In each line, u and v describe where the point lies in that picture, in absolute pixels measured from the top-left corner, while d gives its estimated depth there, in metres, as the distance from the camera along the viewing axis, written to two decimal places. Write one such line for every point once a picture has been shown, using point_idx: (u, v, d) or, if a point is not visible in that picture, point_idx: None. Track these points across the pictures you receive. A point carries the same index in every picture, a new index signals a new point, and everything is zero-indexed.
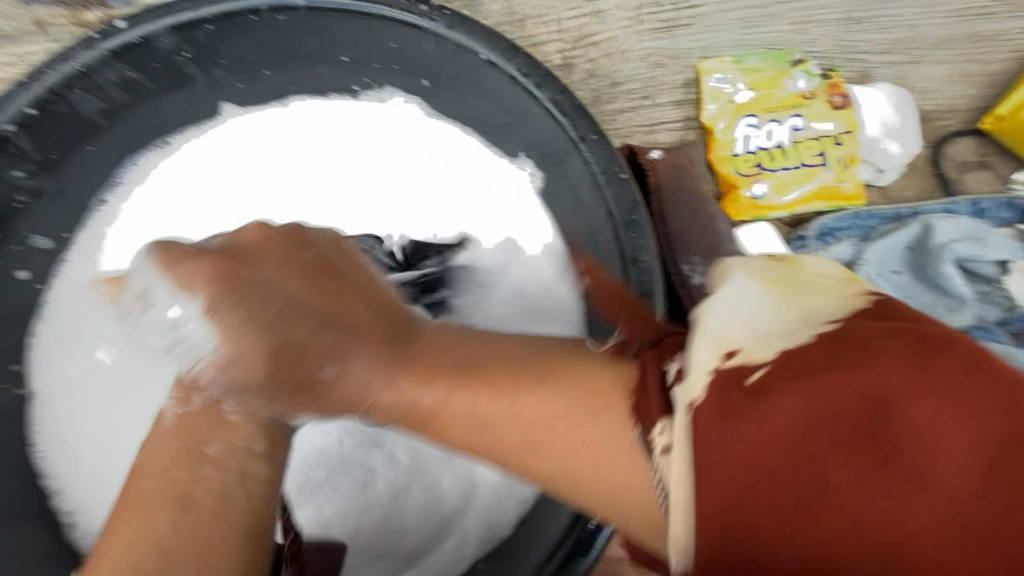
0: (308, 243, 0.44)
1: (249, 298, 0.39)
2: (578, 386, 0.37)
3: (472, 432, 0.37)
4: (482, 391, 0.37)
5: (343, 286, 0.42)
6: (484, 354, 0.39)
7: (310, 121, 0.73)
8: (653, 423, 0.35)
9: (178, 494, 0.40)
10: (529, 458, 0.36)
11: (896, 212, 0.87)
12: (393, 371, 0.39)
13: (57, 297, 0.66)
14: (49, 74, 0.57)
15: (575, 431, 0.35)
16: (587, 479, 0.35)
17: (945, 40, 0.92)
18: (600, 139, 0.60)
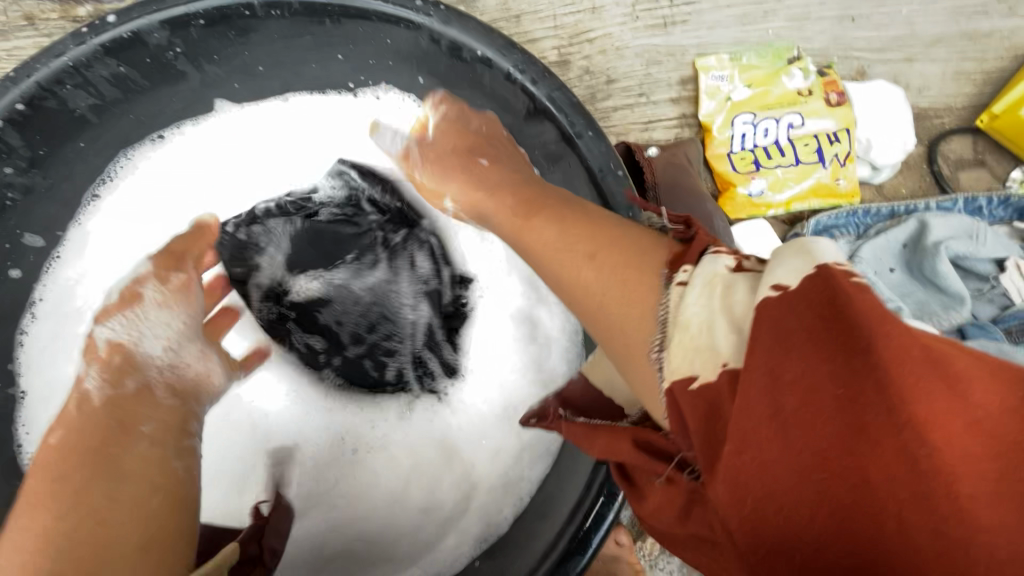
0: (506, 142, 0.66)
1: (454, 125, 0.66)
2: (645, 240, 0.39)
3: (560, 243, 0.42)
4: (585, 224, 0.42)
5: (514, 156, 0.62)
6: (596, 210, 0.44)
7: (309, 118, 0.75)
8: (680, 266, 0.35)
9: (121, 472, 0.45)
10: (588, 269, 0.39)
11: (891, 211, 0.88)
12: (532, 210, 0.46)
13: (48, 295, 0.66)
14: (38, 70, 0.56)
15: (633, 261, 0.37)
16: (609, 293, 0.37)
17: (940, 37, 0.92)
18: (597, 138, 0.60)
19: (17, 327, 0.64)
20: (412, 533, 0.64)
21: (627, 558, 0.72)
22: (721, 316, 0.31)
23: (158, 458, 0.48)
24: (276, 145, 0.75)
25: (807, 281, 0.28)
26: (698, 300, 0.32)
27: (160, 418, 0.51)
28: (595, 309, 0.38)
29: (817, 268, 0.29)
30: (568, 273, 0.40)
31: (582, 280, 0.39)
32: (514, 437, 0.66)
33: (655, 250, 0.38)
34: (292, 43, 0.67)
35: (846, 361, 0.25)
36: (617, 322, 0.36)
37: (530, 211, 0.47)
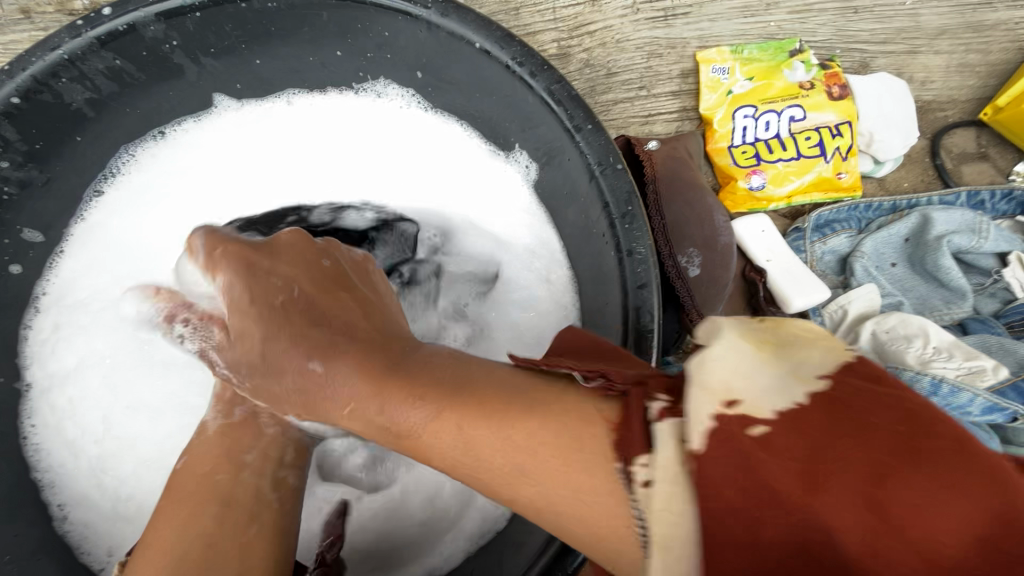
0: (330, 253, 0.49)
1: (264, 275, 0.44)
2: (555, 418, 0.33)
3: (461, 453, 0.34)
4: (470, 413, 0.34)
5: (353, 296, 0.46)
6: (474, 370, 0.38)
7: (314, 118, 0.75)
8: (633, 453, 0.30)
9: (220, 493, 0.45)
10: (522, 489, 0.32)
11: (894, 204, 0.87)
12: (385, 381, 0.39)
13: (53, 289, 0.66)
14: (33, 62, 0.56)
15: (565, 467, 0.31)
16: (558, 486, 0.31)
17: (944, 29, 0.91)
18: (596, 130, 0.59)
19: (22, 321, 0.64)
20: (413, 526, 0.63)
21: None
22: (686, 505, 0.28)
23: (261, 487, 0.46)
24: (277, 143, 0.75)
25: (713, 448, 0.28)
26: (663, 503, 0.28)
27: (261, 446, 0.48)
28: (555, 519, 0.32)
29: (715, 410, 0.28)
30: (509, 491, 0.33)
31: (523, 494, 0.32)
32: None
33: (589, 425, 0.32)
34: (289, 35, 0.67)
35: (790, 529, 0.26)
36: (592, 524, 0.30)
37: (412, 393, 0.37)
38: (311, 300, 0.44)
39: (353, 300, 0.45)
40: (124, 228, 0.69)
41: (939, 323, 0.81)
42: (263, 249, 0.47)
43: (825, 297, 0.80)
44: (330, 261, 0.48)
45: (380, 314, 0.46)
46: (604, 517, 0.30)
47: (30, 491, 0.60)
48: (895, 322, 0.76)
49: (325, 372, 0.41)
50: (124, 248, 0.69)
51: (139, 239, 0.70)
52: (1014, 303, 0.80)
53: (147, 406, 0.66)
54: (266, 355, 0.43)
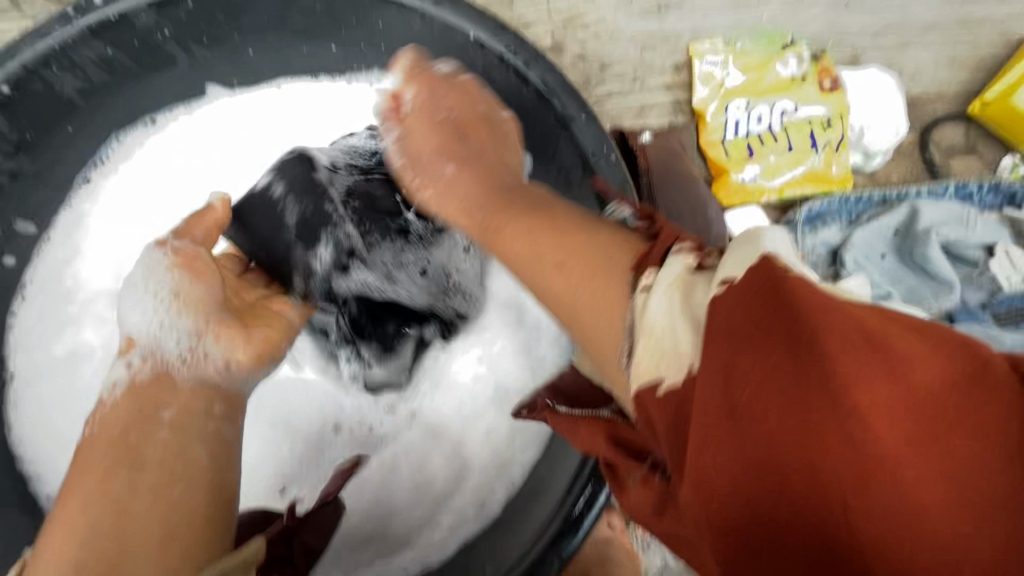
0: (474, 101, 0.62)
1: (451, 93, 0.63)
2: (595, 240, 0.40)
3: (523, 255, 0.43)
4: (533, 226, 0.44)
5: (484, 135, 0.60)
6: (564, 212, 0.44)
7: (298, 100, 0.73)
8: (643, 269, 0.36)
9: (133, 456, 0.45)
10: (551, 277, 0.40)
11: (884, 196, 0.87)
12: (494, 205, 0.50)
13: (36, 278, 0.65)
14: (23, 51, 0.55)
15: (586, 272, 0.38)
16: (579, 295, 0.38)
17: (934, 24, 0.92)
18: (590, 120, 0.59)
19: (8, 308, 0.63)
20: (405, 510, 0.64)
21: (619, 540, 0.72)
22: (676, 312, 0.32)
23: (185, 441, 0.47)
24: (264, 127, 0.73)
25: (751, 272, 0.30)
26: (661, 305, 0.33)
27: (181, 403, 0.49)
28: (566, 312, 0.39)
29: (755, 262, 0.30)
30: (540, 283, 0.41)
31: (554, 289, 0.40)
32: (507, 420, 0.66)
33: (618, 253, 0.38)
34: (282, 26, 0.67)
35: (881, 346, 0.25)
36: (595, 324, 0.37)
37: (501, 207, 0.49)
38: (463, 116, 0.61)
39: (492, 138, 0.61)
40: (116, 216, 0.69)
41: (928, 313, 0.83)
42: (451, 83, 0.63)
43: None
44: (479, 105, 0.62)
45: (500, 150, 0.60)
46: (599, 308, 0.37)
47: (16, 481, 0.60)
48: None
49: (444, 168, 0.58)
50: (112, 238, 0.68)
51: (128, 230, 0.69)
52: (999, 294, 0.83)
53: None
54: (422, 157, 0.60)
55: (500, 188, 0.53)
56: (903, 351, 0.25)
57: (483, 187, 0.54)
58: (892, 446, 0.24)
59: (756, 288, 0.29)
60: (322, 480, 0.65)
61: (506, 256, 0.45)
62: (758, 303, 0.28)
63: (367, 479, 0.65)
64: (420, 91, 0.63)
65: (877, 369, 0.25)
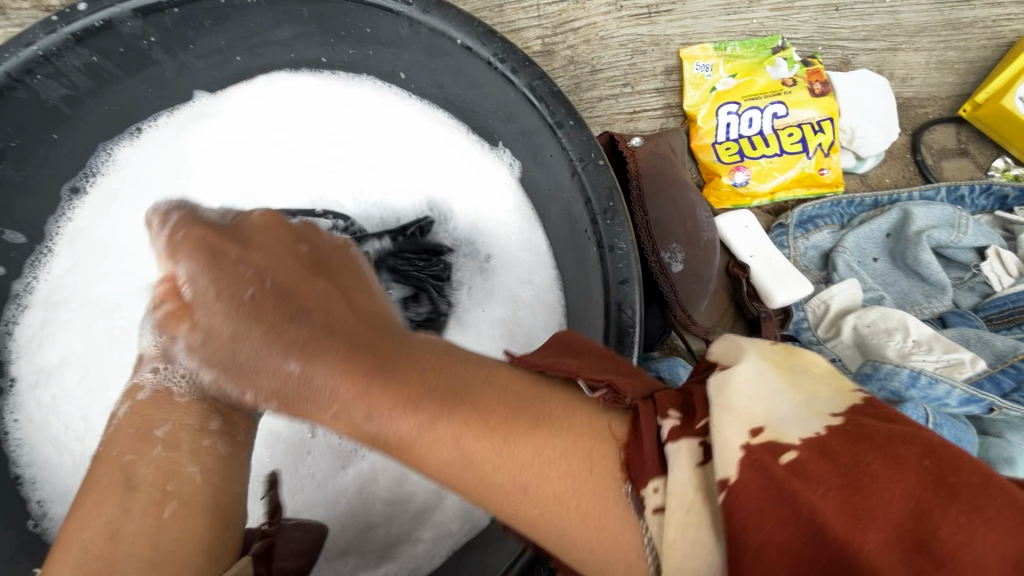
0: (305, 237, 0.42)
1: (243, 263, 0.37)
2: (558, 436, 0.31)
3: (463, 475, 0.31)
4: (461, 426, 0.31)
5: (327, 288, 0.38)
6: (468, 381, 0.33)
7: (286, 105, 0.74)
8: (645, 479, 0.29)
9: (123, 476, 0.40)
10: (519, 507, 0.30)
11: (876, 200, 0.88)
12: (367, 386, 0.33)
13: (43, 285, 0.65)
14: (7, 59, 0.55)
15: (562, 500, 0.30)
16: (569, 531, 0.30)
17: (923, 27, 0.92)
18: (578, 126, 0.59)
19: (7, 316, 0.63)
20: (383, 522, 0.64)
21: None
22: (702, 530, 0.27)
23: (178, 459, 0.42)
24: (254, 133, 0.74)
25: (744, 470, 0.26)
26: (683, 531, 0.27)
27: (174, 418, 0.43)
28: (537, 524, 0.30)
29: (744, 441, 0.27)
30: (506, 505, 0.31)
31: (520, 506, 0.30)
32: None
33: (597, 455, 0.30)
34: (269, 31, 0.67)
35: (922, 540, 0.23)
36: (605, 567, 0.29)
37: (401, 396, 0.32)
38: (294, 254, 0.40)
39: (328, 297, 0.37)
40: (108, 228, 0.69)
41: (920, 317, 0.82)
42: (234, 236, 0.39)
43: (807, 291, 0.80)
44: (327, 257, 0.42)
45: (354, 296, 0.39)
46: (608, 544, 0.29)
47: (7, 489, 0.59)
48: (875, 317, 0.76)
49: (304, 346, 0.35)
50: (111, 248, 0.68)
51: (133, 237, 0.69)
52: (991, 297, 0.81)
53: None
54: (239, 355, 0.36)
55: (384, 343, 0.35)
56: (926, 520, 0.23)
57: (362, 350, 0.34)
58: None
59: (774, 474, 0.26)
60: (301, 488, 0.65)
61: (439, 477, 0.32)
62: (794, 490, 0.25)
63: (346, 495, 0.65)
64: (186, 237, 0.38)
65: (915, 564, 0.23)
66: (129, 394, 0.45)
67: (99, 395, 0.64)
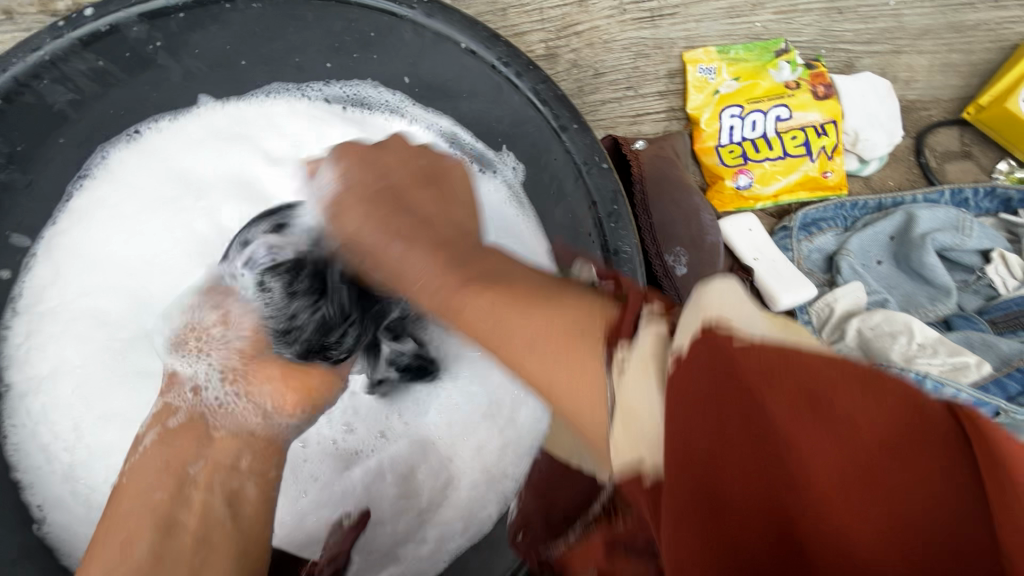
0: (441, 171, 0.56)
1: (364, 172, 0.54)
2: (564, 313, 0.36)
3: (486, 328, 0.38)
4: (497, 295, 0.38)
5: (443, 202, 0.52)
6: (523, 281, 0.40)
7: (291, 111, 0.75)
8: (619, 340, 0.32)
9: (159, 518, 0.44)
10: (523, 357, 0.36)
11: (879, 203, 0.88)
12: (450, 267, 0.43)
13: (28, 292, 0.65)
14: (14, 64, 0.55)
15: (560, 348, 0.34)
16: (555, 377, 0.34)
17: (927, 30, 0.92)
18: (582, 130, 0.59)
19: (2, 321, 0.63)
20: (389, 522, 0.63)
21: None
22: (655, 389, 0.29)
23: (208, 503, 0.46)
24: (257, 140, 0.74)
25: (700, 344, 0.27)
26: (637, 387, 0.30)
27: (211, 456, 0.48)
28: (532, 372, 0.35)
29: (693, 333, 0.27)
30: (517, 362, 0.36)
31: (523, 359, 0.36)
32: (498, 430, 0.65)
33: (593, 328, 0.34)
34: (275, 36, 0.67)
35: (816, 405, 0.23)
36: (576, 407, 0.33)
37: (468, 280, 0.41)
38: (411, 181, 0.53)
39: (437, 209, 0.51)
40: (102, 234, 0.69)
41: (925, 320, 0.82)
42: (385, 182, 0.53)
43: (811, 293, 0.80)
44: (440, 180, 0.55)
45: (450, 208, 0.52)
46: (583, 392, 0.33)
47: (8, 492, 0.59)
48: (880, 320, 0.76)
49: (404, 245, 0.47)
50: (103, 260, 0.69)
51: (126, 249, 0.69)
52: (997, 299, 0.81)
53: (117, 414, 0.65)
54: (360, 243, 0.51)
55: (461, 261, 0.44)
56: (846, 406, 0.22)
57: (440, 257, 0.45)
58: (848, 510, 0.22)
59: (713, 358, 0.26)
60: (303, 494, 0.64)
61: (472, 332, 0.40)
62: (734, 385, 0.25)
63: (355, 490, 0.64)
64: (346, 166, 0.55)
65: (820, 440, 0.23)
66: (157, 420, 0.51)
67: (94, 400, 0.65)
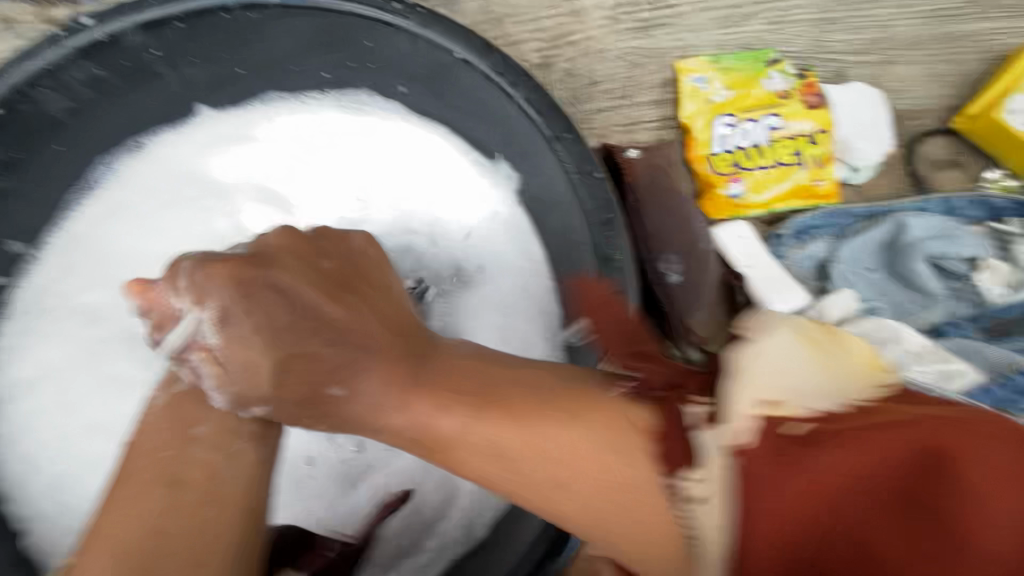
0: (326, 251, 0.48)
1: (267, 302, 0.44)
2: (586, 418, 0.41)
3: (493, 464, 0.40)
4: (505, 421, 0.40)
5: (361, 299, 0.46)
6: (500, 377, 0.43)
7: (288, 120, 0.75)
8: (679, 468, 0.40)
9: (166, 476, 0.41)
10: (561, 505, 0.40)
11: (870, 211, 0.87)
12: (407, 395, 0.42)
13: (26, 296, 0.66)
14: (12, 73, 0.56)
15: (596, 466, 0.40)
16: (591, 500, 0.40)
17: (917, 40, 0.94)
18: (575, 139, 0.60)
19: None
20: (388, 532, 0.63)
21: None
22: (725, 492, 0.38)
23: (216, 461, 0.42)
24: (255, 147, 0.74)
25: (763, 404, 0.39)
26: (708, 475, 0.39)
27: (216, 418, 0.44)
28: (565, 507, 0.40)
29: (754, 402, 0.40)
30: (546, 496, 0.40)
31: (561, 504, 0.40)
32: None
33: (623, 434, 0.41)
34: (272, 46, 0.68)
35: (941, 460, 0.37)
36: (643, 539, 0.40)
37: (445, 399, 0.41)
38: (338, 269, 0.47)
39: (358, 305, 0.46)
40: (104, 239, 0.70)
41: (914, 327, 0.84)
42: (259, 261, 0.45)
43: (801, 299, 0.83)
44: (352, 263, 0.49)
45: (374, 302, 0.47)
46: (642, 516, 0.39)
47: None
48: (870, 327, 0.77)
49: (345, 357, 0.44)
50: (104, 259, 0.69)
51: (116, 251, 0.70)
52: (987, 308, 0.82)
53: (108, 418, 0.65)
54: (284, 390, 0.44)
55: (416, 365, 0.44)
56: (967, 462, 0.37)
57: (397, 374, 0.43)
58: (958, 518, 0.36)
59: (872, 433, 0.38)
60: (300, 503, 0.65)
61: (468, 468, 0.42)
62: (876, 453, 0.37)
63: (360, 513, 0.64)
64: (211, 279, 0.43)
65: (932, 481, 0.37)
66: (166, 385, 0.47)
67: (75, 410, 0.65)
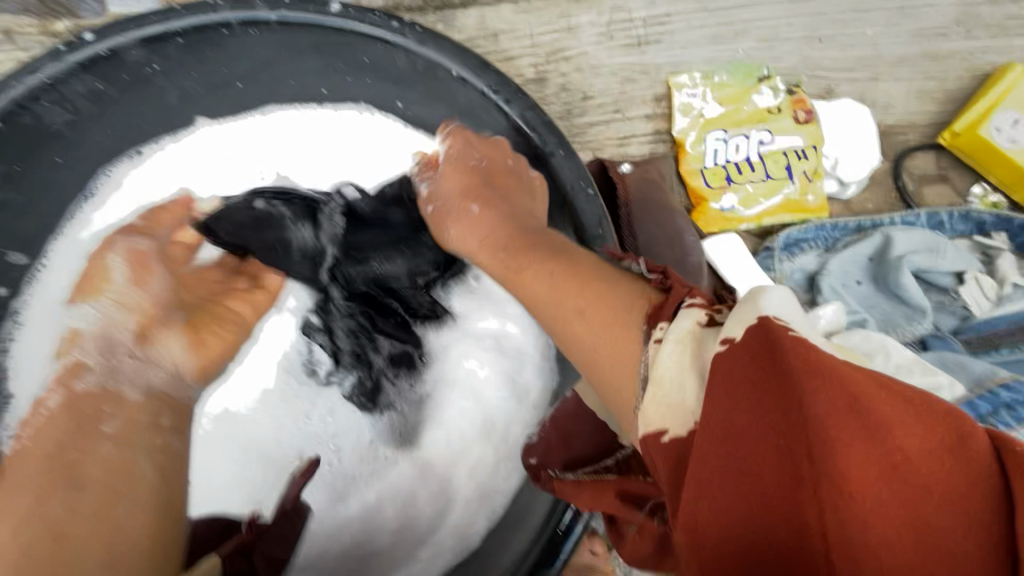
0: (513, 170, 0.63)
1: (463, 153, 0.65)
2: (591, 293, 0.44)
3: (538, 291, 0.48)
4: (555, 270, 0.48)
5: (506, 192, 0.61)
6: (585, 258, 0.48)
7: (285, 129, 0.74)
8: (658, 320, 0.39)
9: (71, 476, 0.44)
10: (572, 322, 0.44)
11: (858, 225, 0.91)
12: (510, 250, 0.54)
13: (31, 306, 0.65)
14: (15, 87, 0.57)
15: (600, 320, 0.42)
16: (594, 332, 0.42)
17: (903, 58, 0.96)
18: (569, 155, 0.62)
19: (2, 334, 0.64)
20: (387, 550, 0.64)
21: (603, 568, 0.71)
22: (686, 358, 0.35)
23: (128, 457, 0.46)
24: (253, 154, 0.74)
25: (752, 331, 0.32)
26: (671, 358, 0.36)
27: (126, 413, 0.49)
28: (578, 331, 0.43)
29: (757, 320, 0.33)
30: (561, 317, 0.45)
31: (574, 329, 0.44)
32: (487, 446, 0.67)
33: (635, 302, 0.42)
34: (270, 61, 0.69)
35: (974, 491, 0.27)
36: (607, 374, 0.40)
37: (523, 250, 0.53)
38: (495, 169, 0.62)
39: (512, 190, 0.61)
40: (104, 246, 0.68)
41: (902, 340, 0.84)
42: (478, 140, 0.65)
43: None
44: (506, 160, 0.63)
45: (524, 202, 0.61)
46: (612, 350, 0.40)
47: None
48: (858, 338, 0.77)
49: (480, 215, 0.59)
50: None
51: None
52: (971, 320, 0.84)
53: None
54: (449, 203, 0.63)
55: (524, 231, 0.56)
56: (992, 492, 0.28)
57: (509, 230, 0.56)
58: (874, 499, 0.27)
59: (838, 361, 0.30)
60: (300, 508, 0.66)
61: (521, 295, 0.51)
62: (933, 434, 0.28)
63: (349, 530, 0.65)
64: (453, 142, 0.65)
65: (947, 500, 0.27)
66: (64, 382, 0.49)
67: None
